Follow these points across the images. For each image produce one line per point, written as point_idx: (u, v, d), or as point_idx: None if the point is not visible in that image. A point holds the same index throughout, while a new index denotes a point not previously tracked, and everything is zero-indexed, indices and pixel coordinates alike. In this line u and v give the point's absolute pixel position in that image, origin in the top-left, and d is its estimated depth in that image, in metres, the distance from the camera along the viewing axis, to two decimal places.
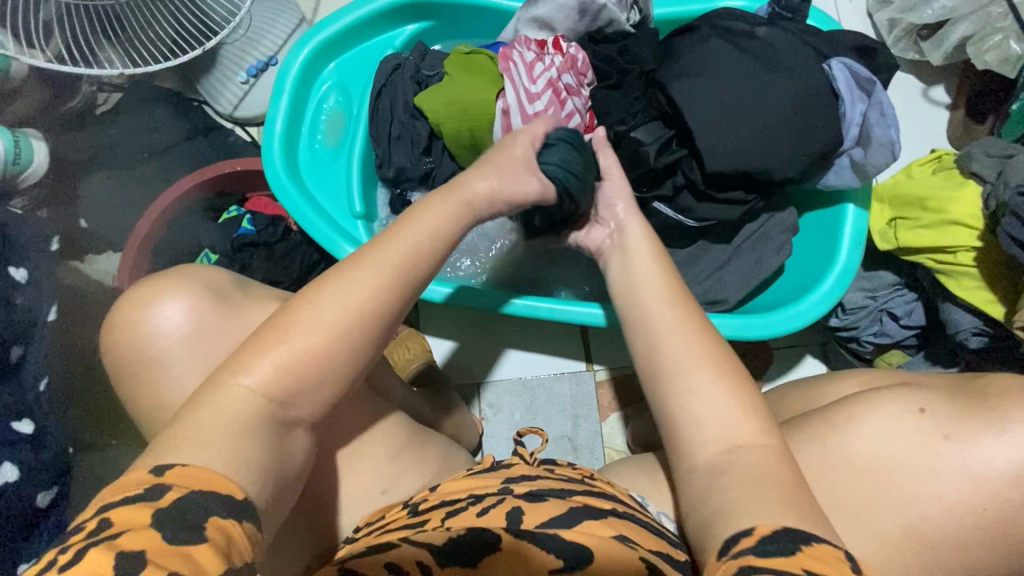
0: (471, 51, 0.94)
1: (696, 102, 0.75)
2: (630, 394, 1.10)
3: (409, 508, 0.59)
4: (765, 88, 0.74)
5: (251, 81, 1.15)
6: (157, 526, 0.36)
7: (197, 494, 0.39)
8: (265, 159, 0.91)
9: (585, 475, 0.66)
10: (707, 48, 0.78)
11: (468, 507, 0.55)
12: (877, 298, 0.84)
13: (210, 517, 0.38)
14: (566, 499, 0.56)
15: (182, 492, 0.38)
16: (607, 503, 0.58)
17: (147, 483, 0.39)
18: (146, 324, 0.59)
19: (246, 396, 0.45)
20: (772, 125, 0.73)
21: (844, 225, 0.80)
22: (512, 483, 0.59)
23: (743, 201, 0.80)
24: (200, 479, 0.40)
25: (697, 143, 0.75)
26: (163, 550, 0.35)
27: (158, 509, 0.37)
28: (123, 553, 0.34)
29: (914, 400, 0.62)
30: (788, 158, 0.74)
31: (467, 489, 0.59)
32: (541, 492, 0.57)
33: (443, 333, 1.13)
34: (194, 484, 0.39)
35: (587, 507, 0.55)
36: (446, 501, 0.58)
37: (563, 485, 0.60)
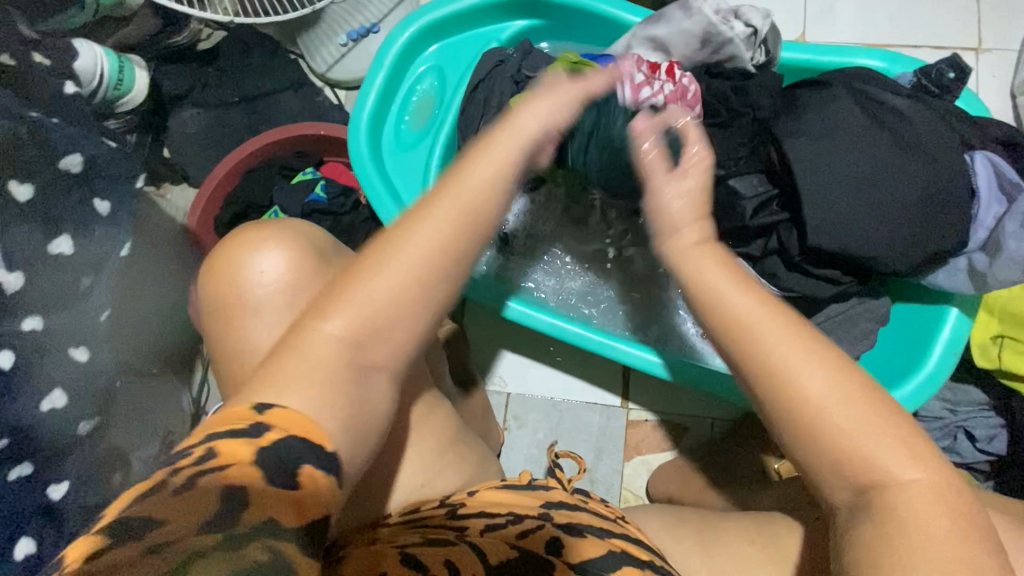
0: (579, 60, 0.89)
1: (814, 166, 0.69)
2: (662, 440, 1.06)
3: (447, 509, 0.57)
4: (893, 167, 0.68)
5: (350, 45, 1.14)
6: (259, 465, 0.35)
7: (291, 439, 0.37)
8: (350, 131, 0.90)
9: (616, 515, 0.63)
10: (838, 109, 0.72)
11: (507, 525, 0.54)
12: (956, 413, 0.77)
13: (304, 464, 0.36)
14: (605, 540, 0.55)
15: (281, 435, 0.37)
16: (644, 552, 0.56)
17: (249, 418, 0.38)
18: (254, 267, 0.59)
19: (330, 342, 0.43)
20: (891, 210, 0.67)
21: (940, 329, 0.73)
22: (551, 510, 0.59)
23: (837, 281, 0.74)
24: (293, 421, 0.38)
25: (805, 211, 0.69)
26: (267, 493, 0.34)
27: (260, 447, 0.36)
28: (229, 488, 0.34)
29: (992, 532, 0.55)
30: (900, 248, 0.68)
31: (507, 506, 0.58)
32: (580, 527, 0.56)
33: (484, 335, 1.11)
34: (291, 427, 0.38)
35: (624, 554, 0.53)
36: (485, 513, 0.56)
37: (601, 523, 0.59)
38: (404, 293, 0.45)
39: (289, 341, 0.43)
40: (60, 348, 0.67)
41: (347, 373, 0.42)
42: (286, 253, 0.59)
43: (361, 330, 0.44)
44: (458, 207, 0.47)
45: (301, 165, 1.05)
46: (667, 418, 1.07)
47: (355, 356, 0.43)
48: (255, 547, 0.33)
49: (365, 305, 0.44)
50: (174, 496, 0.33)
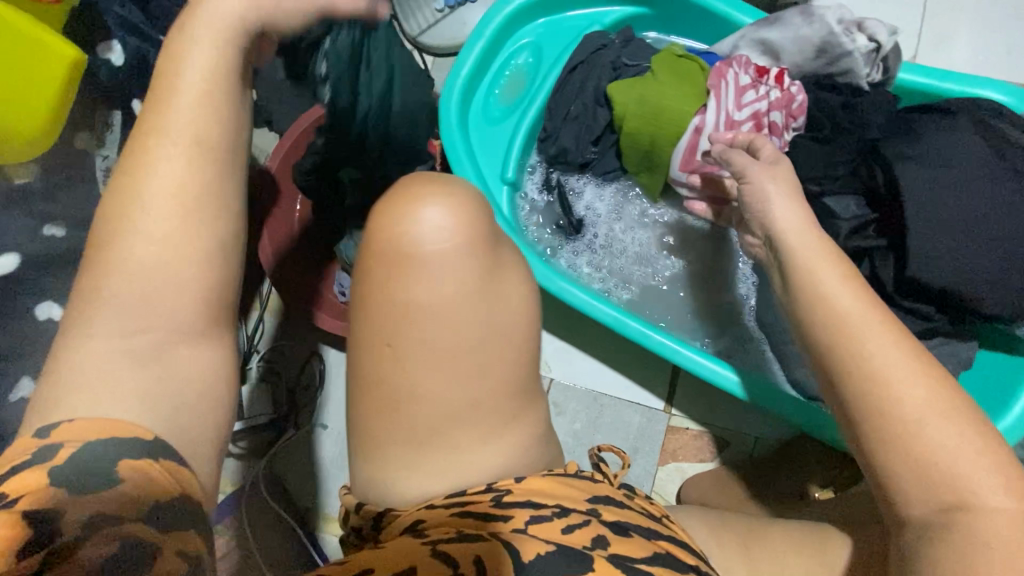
0: (684, 54, 0.88)
1: (923, 195, 0.67)
2: (700, 450, 1.05)
3: (493, 495, 0.54)
4: (1008, 209, 0.65)
5: (446, 11, 1.15)
6: (59, 483, 0.33)
7: (95, 445, 0.35)
8: (443, 96, 0.90)
9: (661, 513, 0.61)
10: (956, 139, 0.69)
11: (552, 519, 0.51)
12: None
13: (122, 461, 0.35)
14: (651, 542, 0.52)
15: (78, 447, 0.34)
16: (690, 557, 0.53)
17: (31, 448, 0.34)
18: (422, 218, 0.55)
19: (111, 344, 0.38)
20: (1000, 252, 0.64)
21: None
22: (598, 505, 0.55)
23: (927, 318, 0.71)
24: (94, 429, 0.35)
25: (907, 237, 0.66)
26: (83, 501, 0.33)
27: (53, 470, 0.33)
28: (31, 514, 0.32)
29: None
30: (1002, 293, 0.65)
31: (552, 495, 0.54)
32: (627, 526, 0.53)
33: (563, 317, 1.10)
34: (87, 434, 0.35)
35: (671, 557, 0.51)
36: (531, 502, 0.53)
37: (647, 523, 0.56)
38: (173, 244, 0.39)
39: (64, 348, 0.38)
40: None
41: (136, 362, 0.38)
42: (460, 219, 0.55)
43: (144, 311, 0.39)
44: (187, 144, 0.40)
45: None
46: (710, 429, 1.05)
47: (145, 341, 0.39)
48: (90, 549, 0.32)
49: (123, 276, 0.38)
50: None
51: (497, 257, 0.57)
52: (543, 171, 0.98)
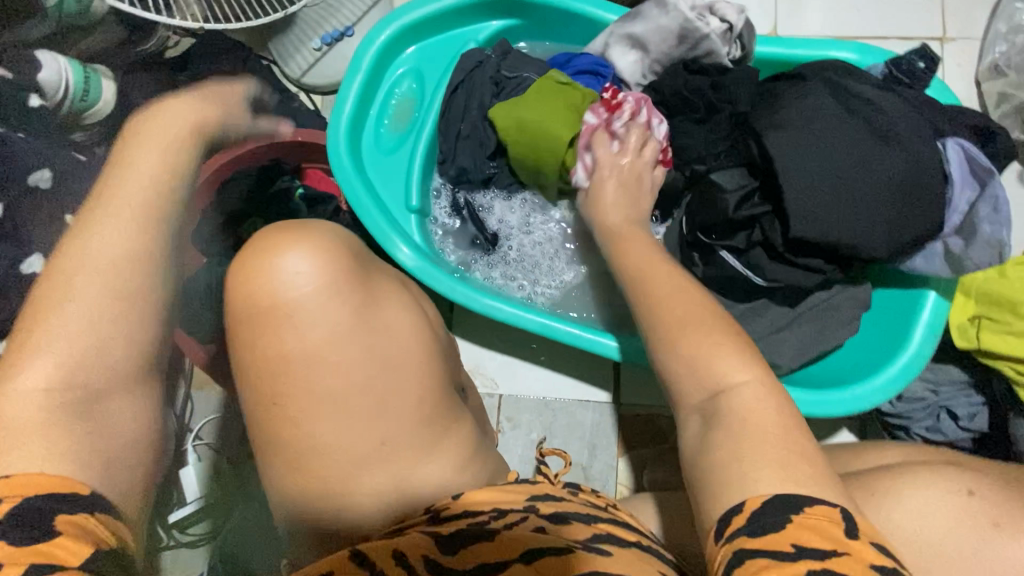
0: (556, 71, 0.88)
1: (791, 157, 0.71)
2: (654, 433, 1.07)
3: (429, 513, 0.54)
4: (869, 156, 0.69)
5: (325, 48, 1.12)
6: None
7: (31, 498, 0.40)
8: (329, 135, 0.88)
9: (607, 503, 0.63)
10: (812, 102, 0.73)
11: (492, 522, 0.52)
12: (939, 393, 0.79)
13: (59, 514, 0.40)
14: (591, 526, 0.54)
15: (15, 500, 0.39)
16: (631, 535, 0.55)
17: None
18: (281, 270, 0.51)
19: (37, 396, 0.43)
20: (869, 198, 0.69)
21: (920, 312, 0.76)
22: (536, 501, 0.56)
23: (820, 270, 0.76)
24: (28, 485, 0.40)
25: (784, 200, 0.70)
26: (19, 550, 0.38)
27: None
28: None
29: (963, 481, 0.58)
30: (878, 235, 0.70)
31: (491, 501, 0.55)
32: (566, 515, 0.54)
33: (489, 333, 1.11)
34: (23, 489, 0.40)
35: (609, 537, 0.52)
36: (469, 512, 0.53)
37: (588, 511, 0.57)
38: (104, 306, 0.45)
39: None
40: None
41: (53, 413, 0.43)
42: (324, 265, 0.52)
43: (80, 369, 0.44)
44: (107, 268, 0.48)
45: (279, 173, 1.04)
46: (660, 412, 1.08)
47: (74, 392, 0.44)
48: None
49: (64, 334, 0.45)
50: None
51: (373, 296, 0.55)
52: (449, 193, 0.98)
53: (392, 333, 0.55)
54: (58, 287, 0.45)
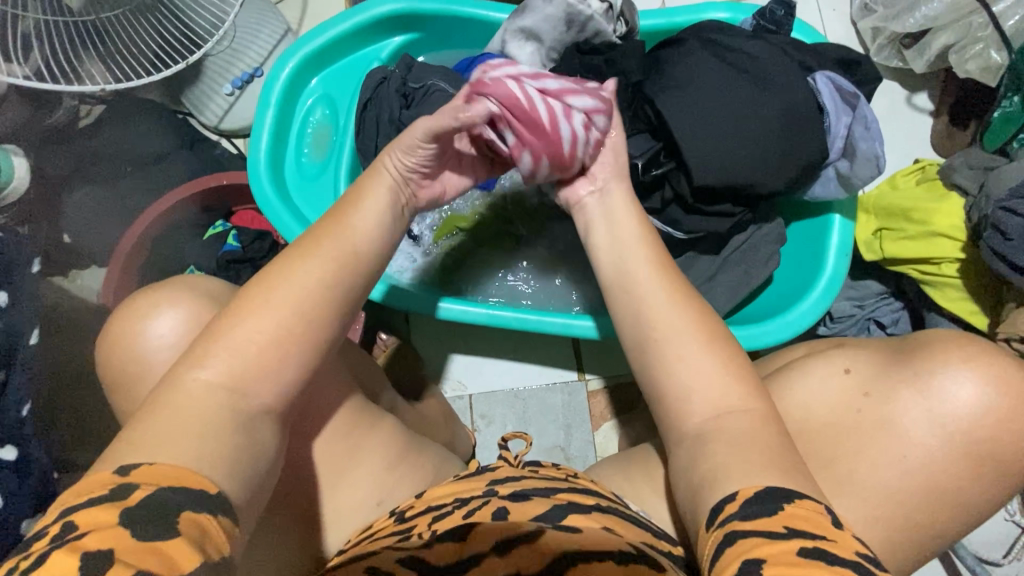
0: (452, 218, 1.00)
1: (682, 114, 0.75)
2: (622, 402, 1.10)
3: (396, 516, 0.57)
4: (749, 100, 0.75)
5: (237, 92, 1.14)
6: (128, 524, 0.36)
7: (165, 491, 0.38)
8: (251, 172, 0.90)
9: (568, 474, 0.65)
10: (691, 61, 0.78)
11: (454, 511, 0.54)
12: (864, 307, 0.85)
13: (183, 514, 0.38)
14: (551, 498, 0.55)
15: (149, 490, 0.38)
16: (590, 498, 0.57)
17: (111, 483, 0.38)
18: (157, 316, 0.59)
19: (205, 393, 0.45)
20: (758, 138, 0.74)
21: (830, 236, 0.81)
22: (496, 485, 0.58)
23: (731, 214, 0.80)
24: (167, 476, 0.40)
25: (683, 154, 0.75)
26: (134, 549, 0.35)
27: (126, 508, 0.37)
28: (89, 555, 0.34)
29: (840, 360, 0.64)
30: (772, 171, 0.75)
31: (453, 492, 0.58)
32: (526, 492, 0.56)
33: (433, 341, 1.13)
34: (161, 480, 0.39)
35: (570, 506, 0.54)
36: (433, 507, 0.56)
37: (548, 484, 0.59)
38: None
39: (173, 398, 0.44)
40: None
41: (206, 433, 0.43)
42: (203, 313, 0.60)
43: (255, 378, 0.45)
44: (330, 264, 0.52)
45: (211, 220, 1.06)
46: (623, 379, 1.11)
47: (242, 399, 0.46)
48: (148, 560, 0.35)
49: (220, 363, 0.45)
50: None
51: None
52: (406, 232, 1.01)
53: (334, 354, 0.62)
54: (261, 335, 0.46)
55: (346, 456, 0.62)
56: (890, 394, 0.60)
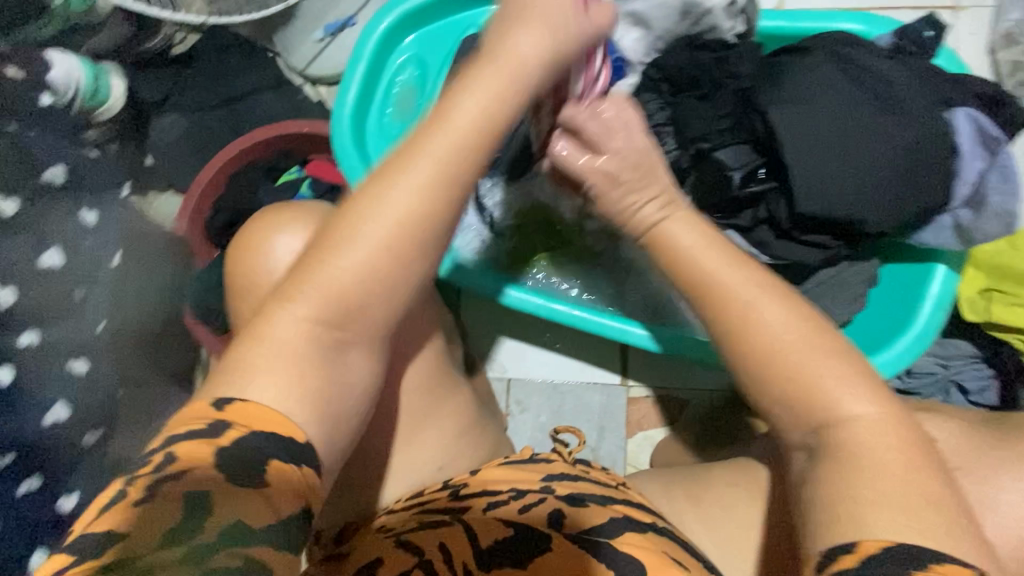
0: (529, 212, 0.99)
1: (797, 134, 0.70)
2: (663, 415, 1.08)
3: (450, 491, 0.58)
4: (874, 129, 0.68)
5: (327, 39, 1.12)
6: (223, 467, 0.39)
7: (255, 434, 0.40)
8: (334, 124, 0.89)
9: (618, 482, 0.63)
10: (816, 75, 0.72)
11: (510, 502, 0.55)
12: (949, 367, 0.79)
13: (272, 460, 0.40)
14: (607, 508, 0.55)
15: (241, 433, 0.40)
16: (648, 517, 0.56)
17: (206, 417, 0.41)
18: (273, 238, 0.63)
19: (334, 283, 0.45)
20: (879, 173, 0.68)
21: (929, 286, 0.75)
22: (552, 482, 0.58)
23: (826, 246, 0.75)
24: (256, 417, 0.41)
25: (790, 176, 0.70)
26: (232, 492, 0.39)
27: (221, 448, 0.39)
28: (189, 501, 0.38)
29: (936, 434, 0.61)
30: (885, 209, 0.69)
31: (508, 481, 0.58)
32: (582, 497, 0.56)
33: (480, 321, 1.12)
34: (253, 422, 0.41)
35: (628, 521, 0.54)
36: (487, 492, 0.56)
37: (603, 489, 0.59)
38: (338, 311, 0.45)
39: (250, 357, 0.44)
40: (59, 362, 0.68)
41: (304, 365, 0.44)
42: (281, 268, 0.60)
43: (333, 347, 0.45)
44: (414, 199, 0.45)
45: (287, 166, 1.07)
46: (669, 392, 1.08)
47: (335, 333, 0.46)
48: (225, 556, 0.37)
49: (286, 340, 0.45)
50: (131, 507, 0.37)
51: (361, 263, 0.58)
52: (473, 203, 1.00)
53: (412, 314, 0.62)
54: (348, 308, 0.46)
55: (396, 430, 0.63)
56: (983, 477, 0.58)
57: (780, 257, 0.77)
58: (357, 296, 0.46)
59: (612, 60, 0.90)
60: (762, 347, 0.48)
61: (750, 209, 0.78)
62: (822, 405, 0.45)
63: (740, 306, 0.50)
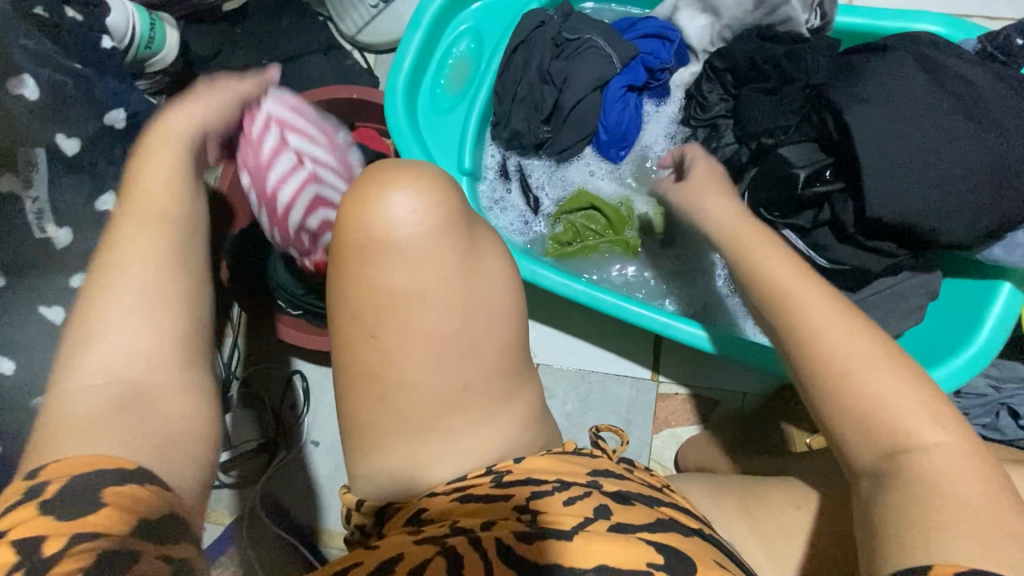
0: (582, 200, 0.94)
1: (874, 135, 0.67)
2: (692, 414, 1.06)
3: (493, 476, 0.51)
4: (955, 136, 0.66)
5: (381, 6, 1.09)
6: (48, 509, 0.33)
7: (81, 473, 0.35)
8: (387, 89, 0.87)
9: (663, 484, 0.57)
10: (898, 73, 0.69)
11: (553, 495, 0.48)
12: (1001, 390, 0.77)
13: (108, 486, 0.35)
14: (653, 509, 0.49)
15: (64, 482, 0.34)
16: (693, 521, 0.50)
17: (18, 489, 0.34)
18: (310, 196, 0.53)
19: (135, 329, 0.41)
20: (957, 182, 0.65)
21: (991, 305, 0.73)
22: (599, 476, 0.51)
23: (890, 254, 0.73)
24: (84, 462, 0.36)
25: (862, 177, 0.67)
26: (69, 523, 0.33)
27: (41, 500, 0.33)
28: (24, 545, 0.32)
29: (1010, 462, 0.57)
30: (959, 218, 0.66)
31: (556, 471, 0.51)
32: (628, 495, 0.50)
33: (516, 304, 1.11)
34: (73, 467, 0.35)
35: (672, 523, 0.47)
36: (531, 481, 0.49)
37: (649, 492, 0.52)
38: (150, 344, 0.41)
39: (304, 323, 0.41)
40: None
41: (124, 409, 0.39)
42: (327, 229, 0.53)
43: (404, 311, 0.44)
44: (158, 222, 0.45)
45: None
46: (699, 391, 1.07)
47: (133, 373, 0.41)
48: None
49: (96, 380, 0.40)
50: None
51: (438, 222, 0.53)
52: (521, 183, 0.96)
53: (483, 282, 0.53)
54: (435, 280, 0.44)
55: None
56: None
57: (842, 261, 0.75)
58: (160, 328, 0.42)
59: (677, 47, 0.90)
60: (837, 350, 0.46)
61: (815, 209, 0.75)
62: (912, 418, 0.43)
63: (813, 306, 0.48)
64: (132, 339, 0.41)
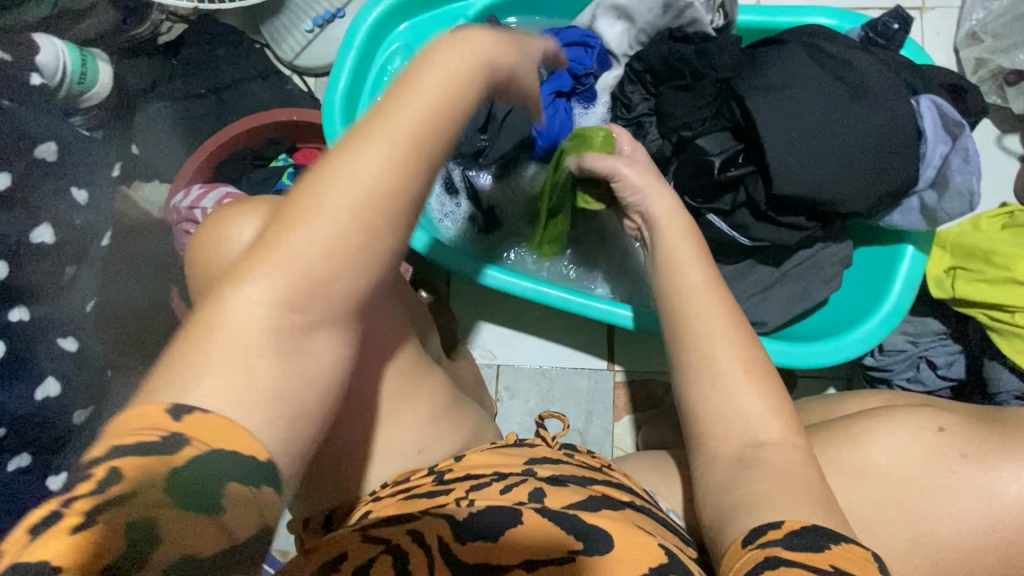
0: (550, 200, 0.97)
1: (775, 118, 0.73)
2: (650, 399, 1.10)
3: (434, 476, 0.53)
4: (846, 115, 0.72)
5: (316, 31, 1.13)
6: (180, 492, 0.29)
7: (216, 454, 0.30)
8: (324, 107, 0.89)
9: (603, 463, 0.61)
10: (793, 63, 0.75)
11: (492, 484, 0.51)
12: (918, 344, 0.83)
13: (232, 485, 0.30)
14: (587, 487, 0.52)
15: (205, 451, 0.29)
16: (625, 495, 0.54)
17: (161, 427, 0.29)
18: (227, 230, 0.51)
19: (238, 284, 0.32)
20: (852, 156, 0.72)
21: (899, 265, 0.79)
22: (534, 465, 0.55)
23: (802, 227, 0.79)
24: (217, 431, 0.30)
25: (767, 159, 0.73)
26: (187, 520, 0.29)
27: (177, 469, 0.29)
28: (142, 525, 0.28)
29: (934, 417, 0.60)
30: (856, 188, 0.73)
31: (491, 465, 0.54)
32: (563, 477, 0.53)
33: (468, 308, 1.13)
34: (216, 442, 0.30)
35: (606, 498, 0.51)
36: (470, 476, 0.52)
37: (583, 473, 0.56)
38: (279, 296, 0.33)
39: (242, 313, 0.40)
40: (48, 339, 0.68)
41: (267, 356, 0.32)
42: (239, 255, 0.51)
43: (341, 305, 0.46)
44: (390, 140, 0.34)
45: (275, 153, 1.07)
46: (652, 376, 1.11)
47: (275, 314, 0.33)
48: None
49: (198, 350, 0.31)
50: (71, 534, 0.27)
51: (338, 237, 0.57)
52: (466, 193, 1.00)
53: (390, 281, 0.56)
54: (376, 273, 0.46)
55: None
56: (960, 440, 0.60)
57: (759, 237, 0.80)
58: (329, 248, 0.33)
59: (598, 53, 0.94)
60: None
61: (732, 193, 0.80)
62: None
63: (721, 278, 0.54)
64: (330, 238, 0.33)
